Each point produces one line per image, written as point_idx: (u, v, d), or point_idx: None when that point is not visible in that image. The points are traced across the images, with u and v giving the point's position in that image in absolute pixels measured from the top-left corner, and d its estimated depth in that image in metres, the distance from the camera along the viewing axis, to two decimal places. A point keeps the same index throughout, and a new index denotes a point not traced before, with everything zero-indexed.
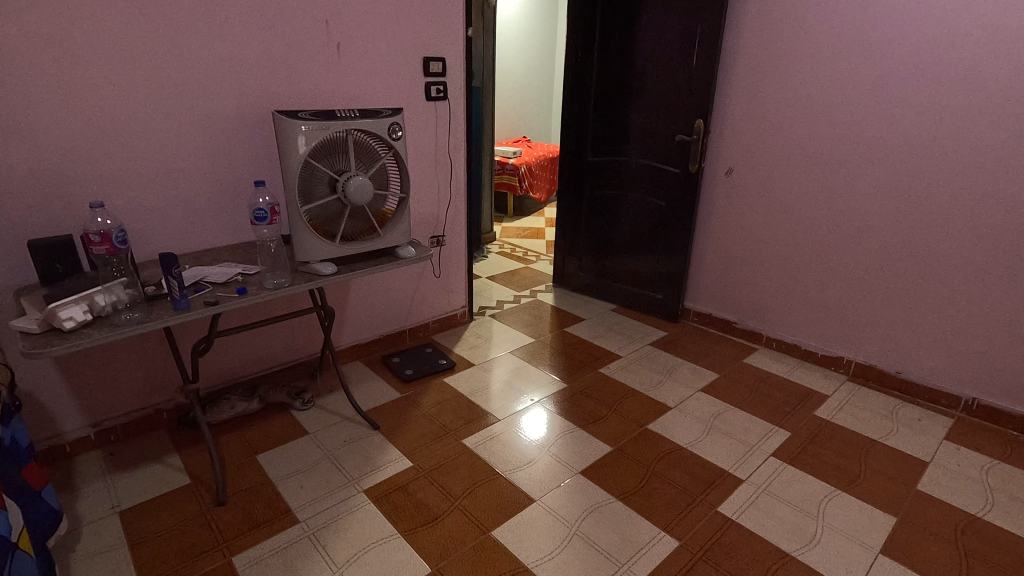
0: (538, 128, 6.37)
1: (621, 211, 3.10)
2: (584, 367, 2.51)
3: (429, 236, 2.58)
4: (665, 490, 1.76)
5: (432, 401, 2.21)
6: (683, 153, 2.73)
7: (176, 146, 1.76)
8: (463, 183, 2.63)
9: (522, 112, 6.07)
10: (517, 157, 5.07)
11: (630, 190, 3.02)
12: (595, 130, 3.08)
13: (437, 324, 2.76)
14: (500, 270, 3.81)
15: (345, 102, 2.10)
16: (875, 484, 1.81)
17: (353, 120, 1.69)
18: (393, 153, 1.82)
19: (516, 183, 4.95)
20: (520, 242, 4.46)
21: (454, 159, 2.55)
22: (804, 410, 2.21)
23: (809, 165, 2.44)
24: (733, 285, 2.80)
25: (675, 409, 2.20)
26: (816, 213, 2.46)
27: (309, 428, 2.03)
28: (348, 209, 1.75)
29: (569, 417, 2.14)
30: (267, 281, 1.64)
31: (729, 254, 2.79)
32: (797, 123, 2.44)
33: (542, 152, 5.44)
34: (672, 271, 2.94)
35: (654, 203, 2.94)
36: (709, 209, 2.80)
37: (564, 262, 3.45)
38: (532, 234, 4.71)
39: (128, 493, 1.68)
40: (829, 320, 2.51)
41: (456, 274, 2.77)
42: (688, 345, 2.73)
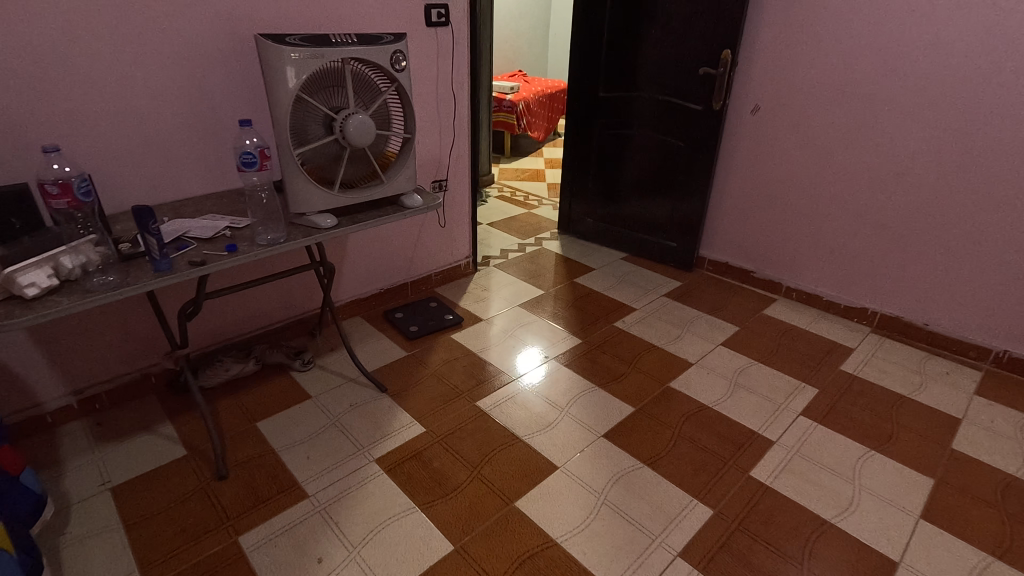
0: (534, 61, 6.00)
1: (634, 152, 2.89)
2: (598, 321, 2.38)
3: (431, 181, 2.37)
4: (694, 452, 1.68)
5: (440, 360, 2.08)
6: (705, 89, 2.50)
7: (140, 79, 1.51)
8: (467, 121, 2.40)
9: (517, 43, 5.66)
10: (514, 94, 4.76)
11: (644, 130, 2.80)
12: (607, 62, 2.81)
13: (440, 276, 2.60)
14: (501, 216, 3.61)
15: (335, 27, 1.84)
16: (909, 443, 1.74)
17: (350, 47, 1.44)
18: (396, 86, 1.59)
19: (514, 122, 4.67)
20: (519, 185, 4.24)
21: (457, 95, 2.31)
22: (830, 364, 2.12)
23: (844, 102, 2.23)
24: (753, 232, 2.65)
25: (697, 365, 2.10)
26: (850, 155, 2.28)
27: (311, 391, 1.89)
28: (347, 152, 1.54)
29: (586, 375, 2.03)
30: (259, 236, 1.45)
31: (750, 199, 2.62)
32: (835, 54, 2.20)
33: (540, 87, 5.13)
34: (688, 217, 2.77)
35: (671, 144, 2.73)
36: (730, 151, 2.60)
37: (571, 207, 3.26)
38: (532, 176, 4.48)
39: (120, 468, 1.55)
40: (855, 269, 2.39)
41: (459, 222, 2.58)
42: (705, 296, 2.61)
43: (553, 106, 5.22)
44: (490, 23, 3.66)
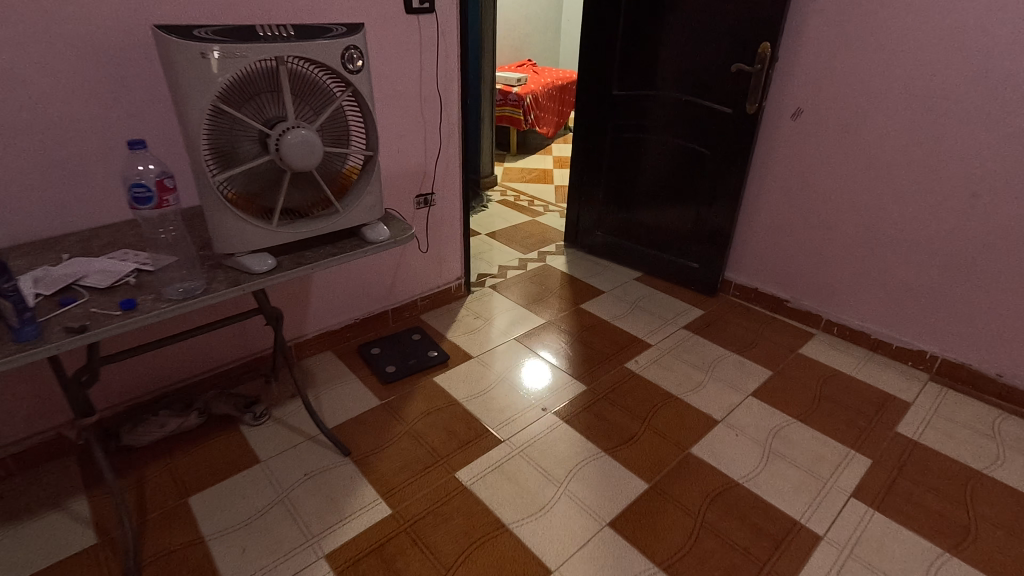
0: (545, 50, 5.62)
1: (651, 160, 2.53)
2: (606, 360, 2.04)
3: (415, 195, 2.04)
4: (722, 552, 1.35)
5: (417, 412, 1.76)
6: (736, 88, 2.12)
7: (28, 80, 1.21)
8: (457, 126, 2.06)
9: (527, 30, 5.28)
10: (522, 86, 4.39)
11: (663, 134, 2.44)
12: (622, 56, 2.44)
13: (426, 301, 2.28)
14: (502, 224, 3.27)
15: (288, 15, 1.51)
16: (991, 543, 1.39)
17: (286, 42, 1.11)
18: (352, 91, 1.26)
19: (521, 117, 4.30)
20: (525, 188, 3.88)
21: (445, 96, 1.97)
22: (883, 425, 1.77)
23: (906, 107, 1.85)
24: (788, 255, 2.29)
25: (724, 423, 1.76)
26: (910, 171, 1.90)
27: (261, 453, 1.59)
28: (288, 177, 1.21)
29: (590, 435, 1.70)
30: (170, 287, 1.13)
31: (786, 217, 2.25)
32: (898, 49, 1.82)
33: (550, 78, 4.76)
34: (713, 236, 2.41)
35: (693, 151, 2.37)
36: (764, 161, 2.23)
37: (578, 218, 2.91)
38: (539, 176, 4.13)
39: (11, 563, 1.26)
40: (911, 306, 2.02)
41: (448, 240, 2.25)
42: (730, 329, 2.26)
43: (564, 99, 4.84)
44: (492, 10, 3.29)
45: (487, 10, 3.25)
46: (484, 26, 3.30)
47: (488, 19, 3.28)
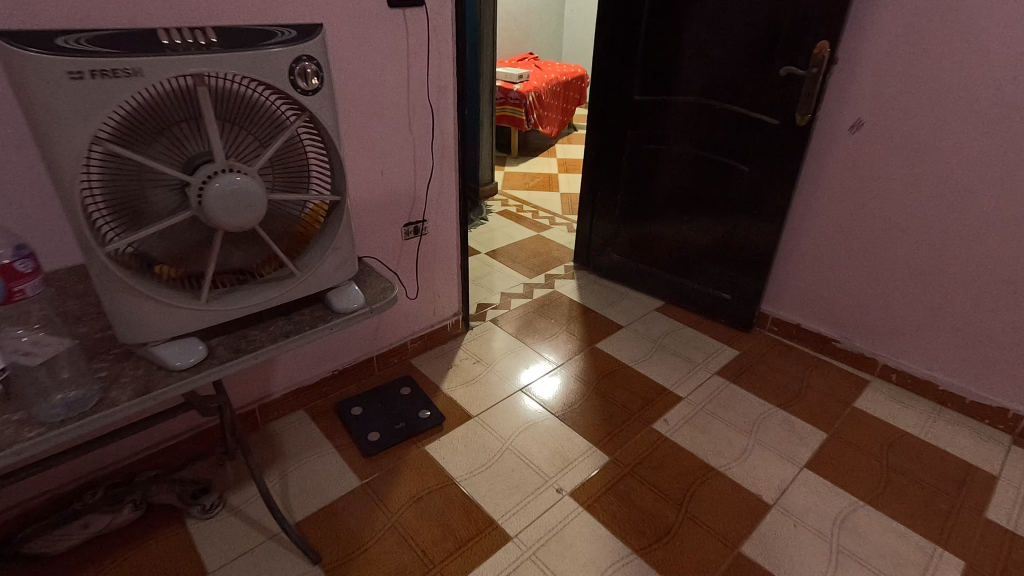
0: (546, 41, 5.27)
1: (676, 175, 2.20)
2: (630, 420, 1.72)
3: (402, 224, 1.71)
4: None
5: (405, 498, 1.44)
6: (784, 95, 1.79)
7: None
8: (452, 140, 1.72)
9: (527, 22, 4.91)
10: (524, 83, 4.03)
11: (692, 146, 2.10)
12: (644, 55, 2.09)
13: (417, 342, 1.95)
14: (504, 240, 2.94)
15: (235, 9, 1.18)
16: None
17: (205, 54, 0.77)
18: (309, 117, 0.92)
19: (523, 117, 3.95)
20: (528, 195, 3.55)
21: (438, 106, 1.63)
22: (970, 510, 1.46)
23: (997, 122, 1.53)
24: (838, 289, 1.97)
25: (778, 510, 1.44)
26: (998, 197, 1.58)
27: (208, 562, 1.27)
28: (221, 237, 0.88)
29: (618, 529, 1.38)
30: (49, 401, 0.80)
31: (837, 246, 1.93)
32: (991, 51, 1.49)
33: (554, 73, 4.41)
34: (749, 264, 2.09)
35: (728, 166, 2.03)
36: (813, 180, 1.91)
37: (590, 237, 2.58)
38: (543, 182, 3.79)
39: None
40: (991, 356, 1.71)
41: (442, 272, 1.93)
42: (772, 375, 1.94)
43: (568, 95, 4.51)
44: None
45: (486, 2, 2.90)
46: (482, 18, 2.95)
47: (487, 10, 2.93)
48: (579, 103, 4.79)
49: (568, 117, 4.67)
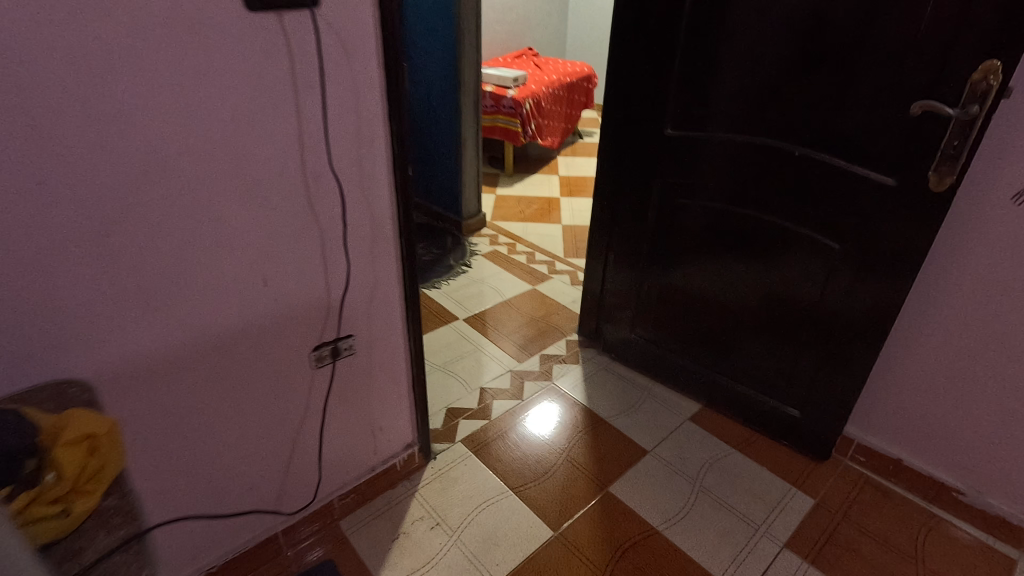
0: (546, 35, 4.61)
1: (722, 242, 1.54)
2: None
3: (309, 348, 1.10)
4: None
5: None
6: (907, 145, 1.15)
7: None
8: (386, 217, 1.10)
9: (524, 13, 4.25)
10: (519, 87, 3.38)
11: (749, 206, 1.44)
12: (679, 77, 1.44)
13: (348, 498, 1.34)
14: (489, 296, 2.31)
15: None
16: None
17: None
18: None
19: (518, 129, 3.30)
20: (522, 228, 2.92)
21: (357, 171, 1.02)
22: None
23: None
24: (965, 423, 1.34)
25: None
26: None
27: None
28: None
29: None
30: None
31: (968, 363, 1.29)
32: None
33: (555, 74, 3.76)
34: (830, 374, 1.45)
35: (803, 240, 1.38)
36: (938, 267, 1.26)
37: (600, 305, 1.95)
38: (541, 209, 3.16)
39: None
40: None
41: (383, 398, 1.31)
42: (869, 551, 1.32)
43: (570, 98, 3.87)
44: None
45: None
46: (459, 14, 2.31)
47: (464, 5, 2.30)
48: (583, 107, 4.14)
49: (570, 124, 4.02)
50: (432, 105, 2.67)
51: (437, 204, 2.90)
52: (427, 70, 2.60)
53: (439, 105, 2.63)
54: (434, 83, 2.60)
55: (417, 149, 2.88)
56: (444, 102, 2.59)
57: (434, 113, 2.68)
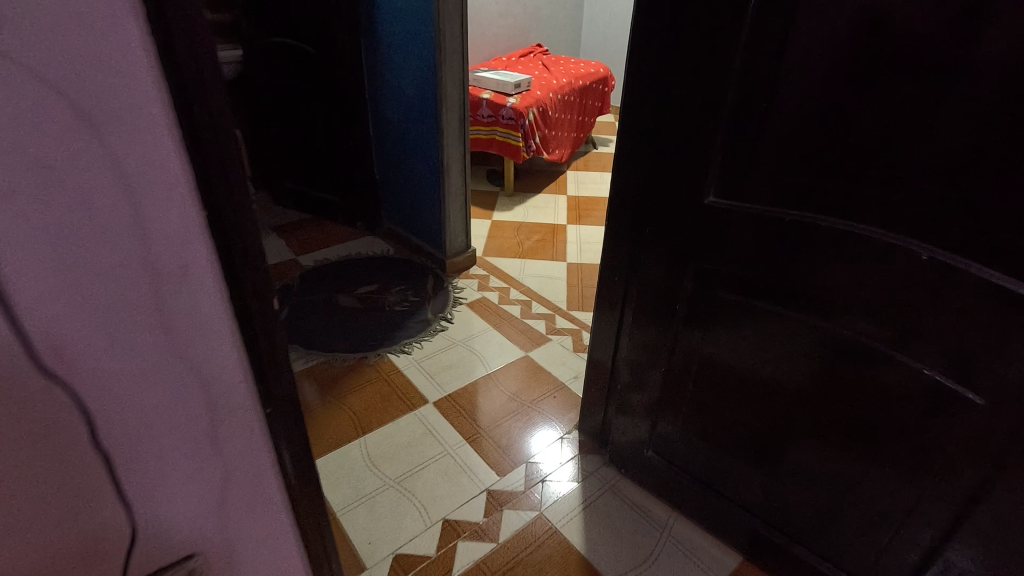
0: (556, 30, 4.12)
1: (777, 353, 1.06)
2: None
3: None
4: None
5: None
6: None
7: None
8: (234, 392, 0.65)
9: (533, 5, 3.75)
10: (523, 93, 2.90)
11: (835, 320, 0.95)
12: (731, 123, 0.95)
13: None
14: (470, 364, 1.86)
15: None
16: None
17: None
18: None
19: (518, 143, 2.82)
20: (518, 266, 2.46)
21: (159, 333, 0.56)
22: None
23: None
24: None
25: None
26: None
27: None
28: None
29: None
30: None
31: None
32: None
33: (565, 77, 3.27)
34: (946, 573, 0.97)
35: (906, 379, 0.91)
36: None
37: (615, 386, 1.45)
38: (543, 239, 2.69)
39: None
40: None
41: None
42: None
43: (581, 104, 3.39)
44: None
45: None
46: (438, 14, 1.84)
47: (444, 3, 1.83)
48: (596, 113, 3.65)
49: (581, 133, 3.54)
50: (410, 121, 2.21)
51: (419, 236, 2.45)
52: (405, 80, 2.14)
53: (419, 123, 2.17)
54: (413, 96, 2.14)
55: (396, 170, 2.44)
56: (424, 119, 2.13)
57: (413, 131, 2.23)
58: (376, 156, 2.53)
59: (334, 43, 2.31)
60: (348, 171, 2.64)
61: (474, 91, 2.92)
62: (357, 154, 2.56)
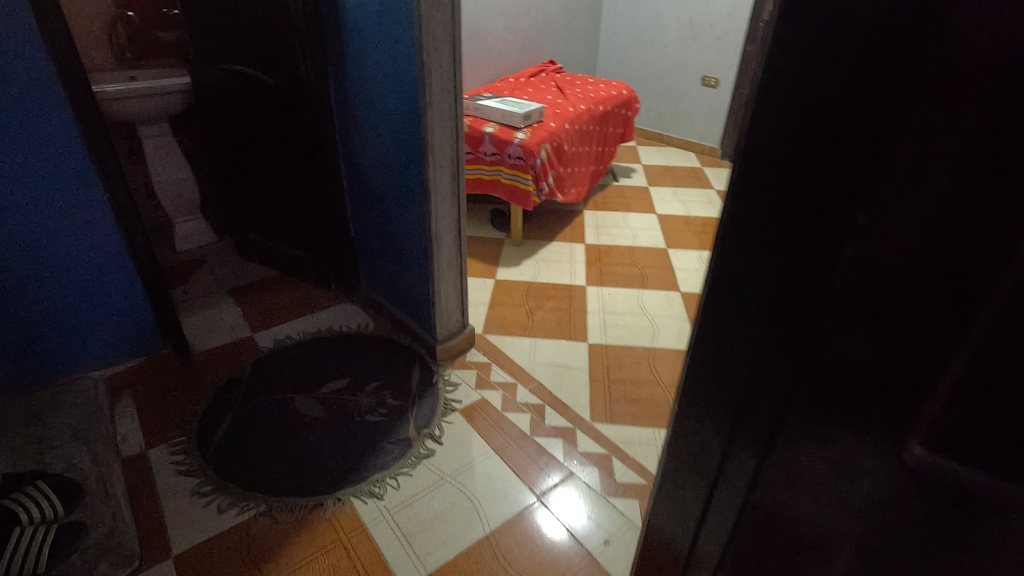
0: (570, 44, 3.64)
1: None
2: None
3: None
4: None
5: None
6: None
7: None
8: None
9: (545, 17, 3.26)
10: (534, 125, 2.42)
11: None
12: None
13: None
14: (463, 519, 1.37)
15: None
16: None
17: None
18: None
19: (528, 187, 2.34)
20: (528, 348, 1.97)
21: None
22: None
23: None
24: None
25: None
26: None
27: None
28: None
29: None
30: None
31: None
32: None
33: (583, 102, 2.78)
34: None
35: None
36: None
37: None
38: (558, 307, 2.20)
39: None
40: None
41: None
42: None
43: (600, 132, 2.90)
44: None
45: (417, 14, 1.32)
46: (422, 44, 1.35)
47: (429, 29, 1.34)
48: (618, 140, 3.17)
49: (600, 165, 3.05)
50: (391, 174, 1.72)
51: (404, 310, 1.97)
52: (382, 122, 1.64)
53: (401, 177, 1.68)
54: (393, 143, 1.65)
55: (377, 229, 1.95)
56: (408, 174, 1.64)
57: (395, 186, 1.74)
58: (353, 207, 2.04)
59: (295, 71, 1.82)
60: (319, 225, 2.15)
61: (475, 123, 2.43)
62: (329, 207, 2.08)
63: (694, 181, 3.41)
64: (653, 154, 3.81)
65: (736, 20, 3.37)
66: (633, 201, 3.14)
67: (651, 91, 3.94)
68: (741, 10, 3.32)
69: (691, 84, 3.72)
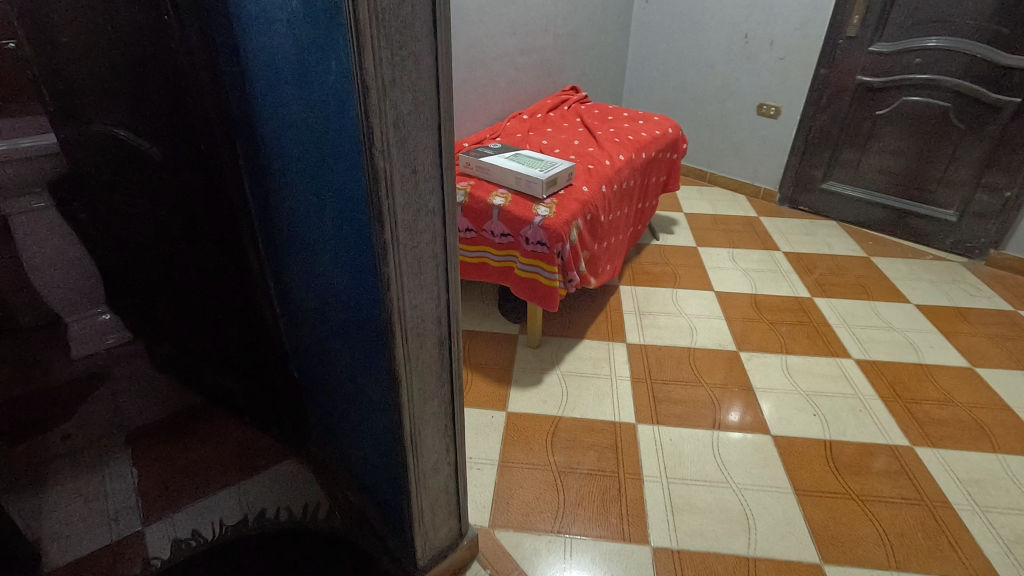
0: (594, 65, 2.96)
1: None
2: None
3: None
4: None
5: None
6: None
7: None
8: None
9: (568, 35, 2.59)
10: (561, 193, 1.75)
11: None
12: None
13: None
14: None
15: None
16: None
17: None
18: None
19: (555, 281, 1.66)
20: (562, 557, 1.29)
21: None
22: None
23: None
24: None
25: None
26: None
27: None
28: None
29: None
30: None
31: None
32: None
33: (622, 150, 2.11)
34: None
35: None
36: None
37: None
38: (602, 463, 1.52)
39: None
40: None
41: None
42: None
43: (641, 186, 2.24)
44: (412, 48, 0.65)
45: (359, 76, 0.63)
46: (372, 138, 0.66)
47: (387, 108, 0.65)
48: (659, 191, 2.50)
49: (639, 225, 2.39)
50: (338, 323, 1.03)
51: (370, 498, 1.29)
52: (318, 241, 0.95)
53: (352, 332, 0.99)
54: (337, 278, 0.95)
55: (323, 380, 1.26)
56: (363, 333, 0.95)
57: (344, 340, 1.05)
58: (293, 335, 1.35)
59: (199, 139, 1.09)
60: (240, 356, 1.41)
61: (480, 189, 1.76)
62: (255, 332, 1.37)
63: (754, 238, 2.73)
64: (696, 199, 3.13)
65: (807, 36, 2.69)
66: (680, 270, 2.46)
67: (692, 121, 3.26)
68: (816, 24, 2.64)
69: (745, 114, 3.04)
